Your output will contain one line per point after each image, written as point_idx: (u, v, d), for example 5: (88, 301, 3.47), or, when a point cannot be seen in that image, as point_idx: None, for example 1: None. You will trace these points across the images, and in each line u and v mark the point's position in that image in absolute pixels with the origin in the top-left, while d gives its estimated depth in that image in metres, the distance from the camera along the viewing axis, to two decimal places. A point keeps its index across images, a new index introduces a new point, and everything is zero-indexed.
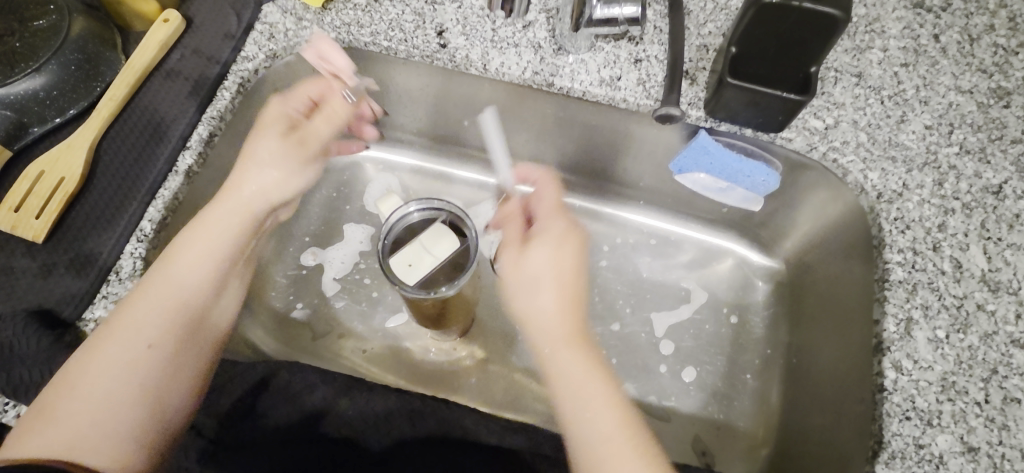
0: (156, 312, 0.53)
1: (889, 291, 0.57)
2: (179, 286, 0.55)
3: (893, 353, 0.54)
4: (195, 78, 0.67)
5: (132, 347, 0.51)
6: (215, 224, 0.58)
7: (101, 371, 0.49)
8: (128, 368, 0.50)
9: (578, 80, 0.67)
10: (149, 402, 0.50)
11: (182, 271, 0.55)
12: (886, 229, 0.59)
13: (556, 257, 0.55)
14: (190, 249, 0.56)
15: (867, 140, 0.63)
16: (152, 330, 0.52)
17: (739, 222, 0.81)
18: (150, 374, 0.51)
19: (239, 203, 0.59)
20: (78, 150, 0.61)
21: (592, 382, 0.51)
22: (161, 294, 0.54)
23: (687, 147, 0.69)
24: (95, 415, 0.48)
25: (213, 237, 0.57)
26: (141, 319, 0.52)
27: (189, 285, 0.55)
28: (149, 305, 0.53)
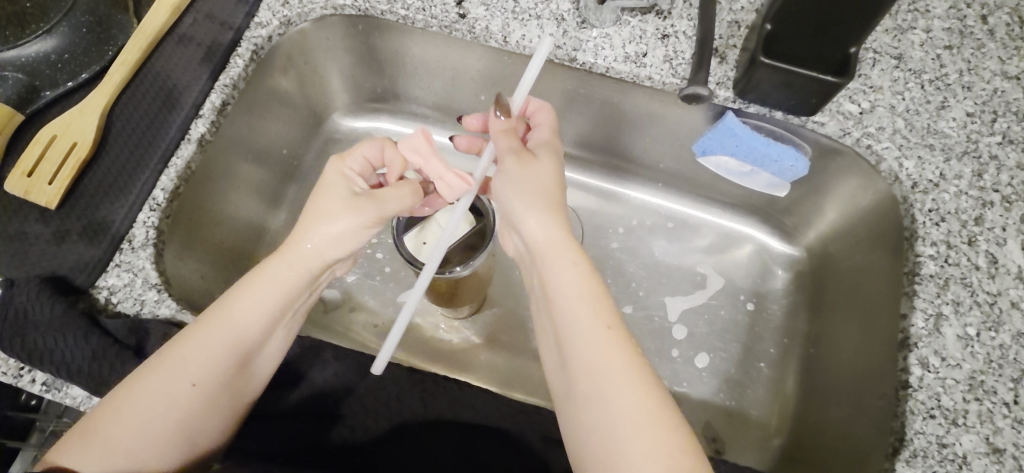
0: (204, 360, 0.47)
1: (919, 285, 0.54)
2: (235, 324, 0.48)
3: (920, 350, 0.52)
4: (208, 44, 0.66)
5: (178, 379, 0.46)
6: (282, 266, 0.51)
7: (143, 399, 0.45)
8: (169, 404, 0.45)
9: (601, 56, 0.64)
10: (177, 435, 0.46)
11: (243, 311, 0.49)
12: (920, 220, 0.56)
13: (557, 216, 0.51)
14: (254, 292, 0.50)
15: (905, 126, 0.60)
16: (198, 370, 0.46)
17: (761, 207, 0.79)
18: (186, 415, 0.46)
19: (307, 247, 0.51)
20: (89, 116, 0.60)
21: (601, 349, 0.45)
22: (208, 339, 0.47)
23: (712, 128, 0.66)
24: (119, 439, 0.44)
25: (276, 281, 0.50)
26: (193, 359, 0.46)
27: (247, 329, 0.49)
28: (216, 337, 0.48)
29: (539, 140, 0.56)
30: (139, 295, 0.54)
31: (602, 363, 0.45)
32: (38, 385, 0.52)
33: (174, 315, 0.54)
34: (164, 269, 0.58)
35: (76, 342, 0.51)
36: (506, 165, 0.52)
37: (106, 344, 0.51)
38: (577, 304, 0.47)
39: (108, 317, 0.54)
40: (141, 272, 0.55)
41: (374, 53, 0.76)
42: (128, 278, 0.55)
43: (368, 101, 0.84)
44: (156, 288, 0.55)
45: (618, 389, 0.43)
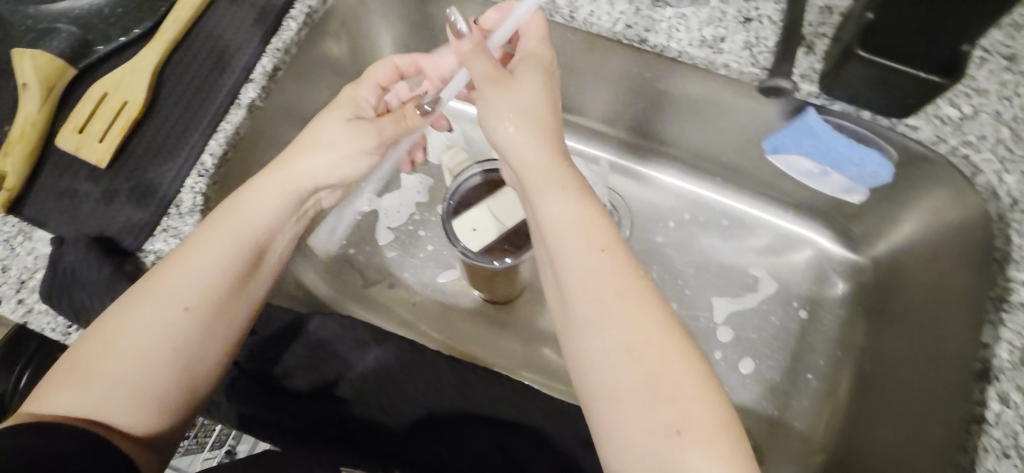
0: (197, 282, 0.46)
1: (1008, 313, 0.49)
2: (220, 243, 0.47)
3: (1001, 383, 0.47)
4: (262, 4, 0.63)
5: (168, 302, 0.45)
6: (267, 188, 0.51)
7: (130, 325, 0.44)
8: (159, 327, 0.44)
9: (675, 39, 0.60)
10: (170, 358, 0.45)
11: (225, 232, 0.48)
12: (1017, 242, 0.50)
13: (545, 135, 0.47)
14: (236, 210, 0.49)
15: (1010, 136, 0.54)
16: (182, 290, 0.45)
17: (827, 211, 0.74)
18: (178, 335, 0.45)
19: (295, 171, 0.52)
20: (141, 74, 0.59)
21: (607, 279, 0.41)
22: (201, 262, 0.47)
23: (789, 125, 0.62)
24: (114, 369, 0.43)
25: (263, 201, 0.50)
26: (179, 279, 0.46)
27: (232, 246, 0.48)
28: (205, 254, 0.47)
29: (527, 53, 0.50)
30: None
31: (606, 296, 0.40)
32: None
33: None
34: None
35: None
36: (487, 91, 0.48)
37: None
38: (572, 233, 0.43)
39: None
40: None
41: (429, 21, 0.73)
42: (176, 245, 0.54)
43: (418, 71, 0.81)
44: None
45: (627, 319, 0.39)
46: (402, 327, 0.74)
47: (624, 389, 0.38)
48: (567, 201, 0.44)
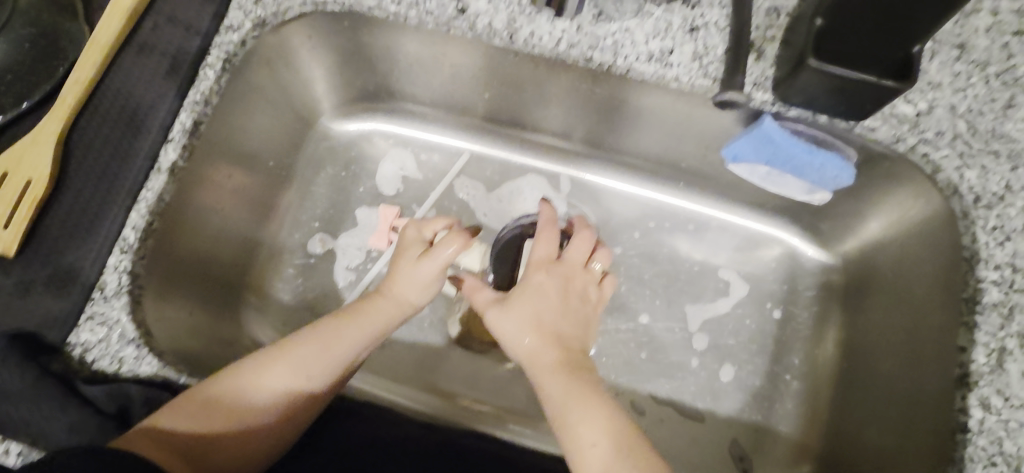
0: (316, 360, 0.51)
1: (981, 316, 0.49)
2: (341, 342, 0.52)
3: (981, 389, 0.48)
4: (173, 53, 0.58)
5: (288, 383, 0.50)
6: (377, 306, 0.56)
7: (246, 389, 0.49)
8: (272, 402, 0.49)
9: (621, 55, 0.57)
10: (273, 427, 0.49)
11: (359, 335, 0.54)
12: (982, 240, 0.50)
13: (535, 321, 0.51)
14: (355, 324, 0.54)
15: (966, 130, 0.53)
16: (291, 387, 0.50)
17: (792, 209, 0.72)
18: (284, 417, 0.50)
19: (399, 296, 0.57)
20: (43, 146, 0.53)
21: (588, 397, 0.46)
22: (329, 349, 0.52)
23: (746, 133, 0.59)
24: (234, 424, 0.47)
25: (371, 323, 0.55)
26: (300, 370, 0.50)
27: (347, 354, 0.52)
28: (329, 347, 0.52)
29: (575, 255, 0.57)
30: (116, 352, 0.49)
31: (550, 403, 0.47)
32: (14, 456, 0.47)
33: (157, 373, 0.49)
34: (142, 318, 0.52)
35: (55, 413, 0.47)
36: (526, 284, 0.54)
37: (87, 415, 0.47)
38: (537, 341, 0.50)
39: (85, 381, 0.48)
40: (117, 326, 0.50)
41: (362, 50, 0.68)
42: (104, 333, 0.50)
43: (359, 99, 0.76)
44: (135, 343, 0.50)
45: (592, 419, 0.45)
46: (369, 374, 0.69)
47: (572, 432, 0.45)
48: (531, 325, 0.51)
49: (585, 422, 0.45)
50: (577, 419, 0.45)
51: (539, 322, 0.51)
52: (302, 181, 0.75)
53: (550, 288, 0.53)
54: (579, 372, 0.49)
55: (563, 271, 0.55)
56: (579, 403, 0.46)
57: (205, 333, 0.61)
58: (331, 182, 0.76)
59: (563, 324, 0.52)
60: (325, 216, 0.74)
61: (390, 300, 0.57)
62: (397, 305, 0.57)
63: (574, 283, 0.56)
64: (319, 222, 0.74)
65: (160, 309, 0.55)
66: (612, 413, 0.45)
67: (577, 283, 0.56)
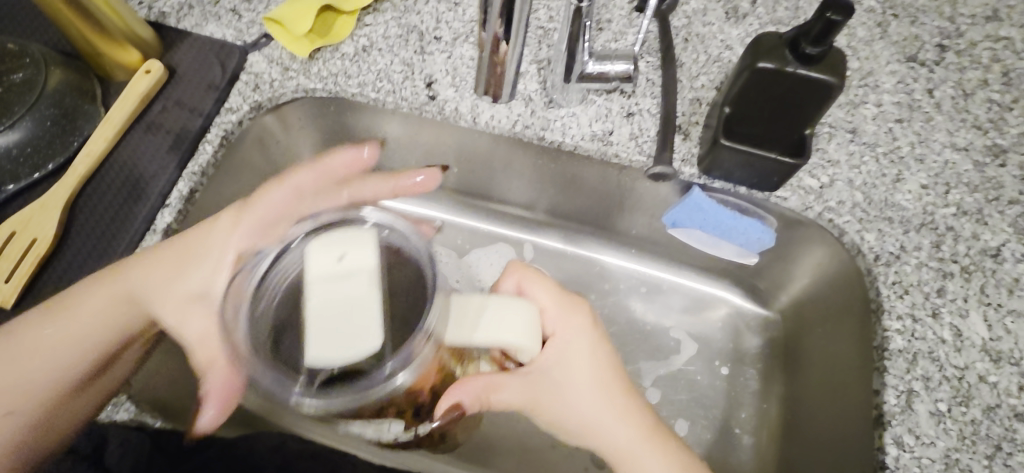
0: (107, 308, 0.55)
1: (888, 361, 0.54)
2: (115, 306, 0.55)
3: (894, 428, 0.52)
4: (177, 131, 0.65)
5: (57, 340, 0.54)
6: (208, 242, 0.55)
7: (36, 351, 0.53)
8: (57, 358, 0.54)
9: (569, 135, 0.66)
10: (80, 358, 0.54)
11: (109, 301, 0.55)
12: (884, 293, 0.57)
13: (602, 396, 0.53)
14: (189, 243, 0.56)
15: (863, 200, 0.62)
16: (82, 344, 0.54)
17: (733, 271, 0.78)
18: (71, 372, 0.54)
19: (213, 241, 0.56)
20: (51, 210, 0.59)
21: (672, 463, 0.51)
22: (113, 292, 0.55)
23: (680, 202, 0.67)
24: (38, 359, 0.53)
25: (201, 254, 0.55)
26: (106, 325, 0.55)
27: (124, 300, 0.55)
28: (98, 309, 0.55)
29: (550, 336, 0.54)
30: None
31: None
32: None
33: None
34: None
35: None
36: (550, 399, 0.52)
37: None
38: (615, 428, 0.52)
39: None
40: None
41: (346, 130, 0.77)
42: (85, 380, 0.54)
43: None
44: None
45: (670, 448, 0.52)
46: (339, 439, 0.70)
47: None
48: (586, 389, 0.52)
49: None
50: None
51: (586, 428, 0.52)
52: None
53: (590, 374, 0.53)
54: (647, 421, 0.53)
55: (562, 356, 0.53)
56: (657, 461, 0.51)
57: None
58: None
59: (592, 413, 0.52)
60: None
61: (206, 240, 0.56)
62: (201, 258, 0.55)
63: (572, 352, 0.53)
64: None
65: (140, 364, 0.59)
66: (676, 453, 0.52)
67: (584, 341, 0.54)
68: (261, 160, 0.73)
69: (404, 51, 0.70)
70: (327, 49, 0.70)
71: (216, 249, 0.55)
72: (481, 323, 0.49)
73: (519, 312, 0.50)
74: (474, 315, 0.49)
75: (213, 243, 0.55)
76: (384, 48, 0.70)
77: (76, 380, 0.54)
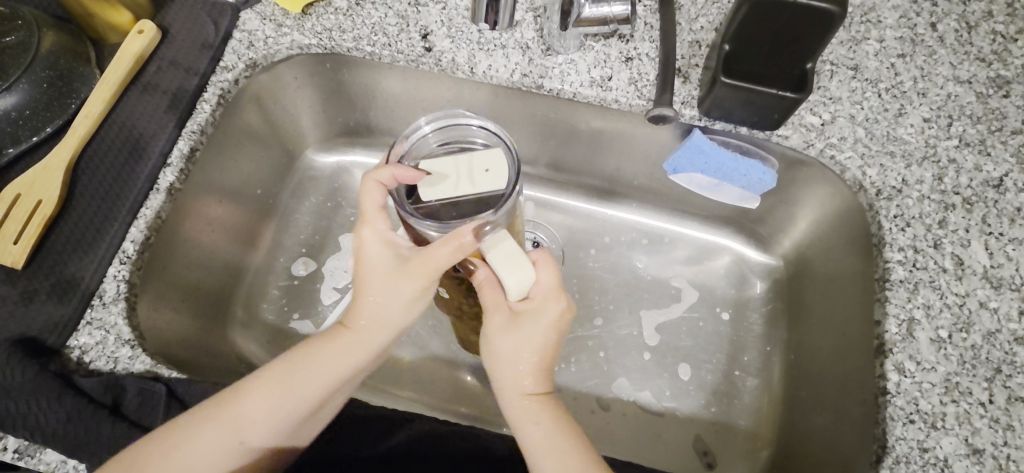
0: (224, 441, 0.47)
1: (890, 291, 0.55)
2: (287, 410, 0.49)
3: (895, 355, 0.53)
4: (174, 91, 0.65)
5: (219, 446, 0.47)
6: (379, 333, 0.52)
7: (193, 463, 0.46)
8: (216, 462, 0.47)
9: (568, 82, 0.66)
10: None
11: (270, 408, 0.48)
12: (886, 226, 0.58)
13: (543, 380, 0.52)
14: (360, 338, 0.52)
15: (865, 135, 0.62)
16: (262, 438, 0.48)
17: (736, 218, 0.78)
18: (210, 469, 0.47)
19: (370, 315, 0.52)
20: (54, 172, 0.60)
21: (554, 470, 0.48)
22: (203, 451, 0.47)
23: (681, 146, 0.67)
24: None
25: (273, 405, 0.49)
26: (199, 466, 0.46)
27: (302, 411, 0.49)
28: (270, 415, 0.48)
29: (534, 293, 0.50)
30: (112, 352, 0.54)
31: (545, 455, 0.48)
32: (11, 452, 0.51)
33: (149, 370, 0.54)
34: (137, 322, 0.57)
35: (50, 404, 0.50)
36: (495, 323, 0.51)
37: (81, 404, 0.51)
38: (538, 425, 0.50)
39: (82, 375, 0.53)
40: (113, 329, 0.55)
41: (343, 88, 0.76)
42: (100, 335, 0.55)
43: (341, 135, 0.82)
44: (129, 344, 0.55)
45: (557, 448, 0.49)
46: (360, 390, 0.73)
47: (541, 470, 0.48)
48: (518, 351, 0.51)
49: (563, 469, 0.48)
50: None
51: (511, 376, 0.51)
52: (287, 209, 0.80)
53: (531, 346, 0.51)
54: (550, 405, 0.51)
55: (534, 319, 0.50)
56: (540, 417, 0.50)
57: (193, 345, 0.65)
58: (313, 208, 0.80)
59: (517, 363, 0.51)
60: (309, 241, 0.78)
61: (372, 314, 0.52)
62: (298, 399, 0.49)
63: (524, 320, 0.51)
64: (303, 248, 0.78)
65: (154, 322, 0.60)
66: (572, 439, 0.49)
67: (543, 325, 0.50)
68: (260, 120, 0.72)
69: (398, 3, 0.69)
70: (320, 4, 0.69)
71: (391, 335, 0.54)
72: (507, 268, 0.46)
73: (530, 278, 0.46)
74: (509, 261, 0.46)
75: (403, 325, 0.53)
76: (378, 2, 0.69)
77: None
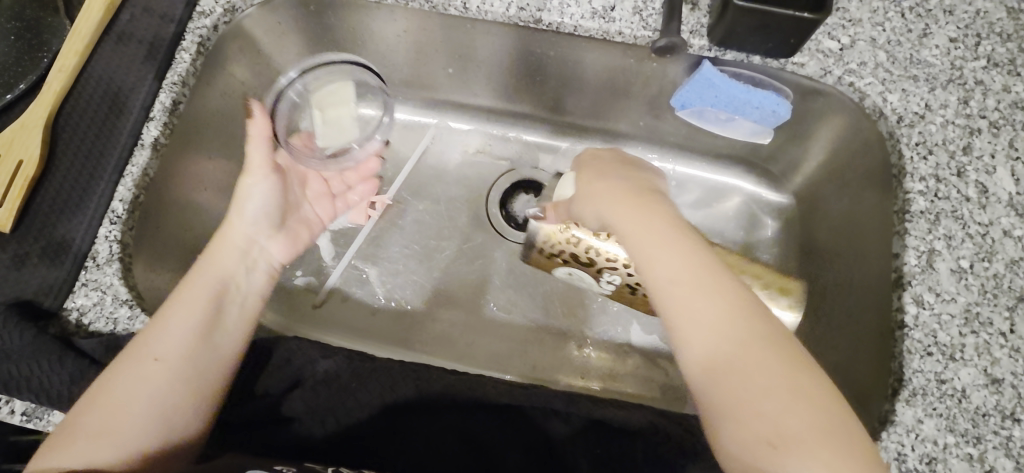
0: (160, 335, 0.49)
1: (910, 222, 0.53)
2: (183, 313, 0.51)
3: (914, 287, 0.51)
4: (150, 40, 0.62)
5: (139, 370, 0.47)
6: (232, 239, 0.58)
7: (125, 380, 0.47)
8: (157, 358, 0.48)
9: (567, 14, 0.62)
10: (159, 405, 0.47)
11: (190, 300, 0.52)
12: (907, 155, 0.55)
13: (687, 258, 0.44)
14: (223, 253, 0.57)
15: (886, 59, 0.58)
16: (174, 344, 0.49)
17: (746, 156, 0.75)
18: (153, 366, 0.48)
19: (246, 198, 0.60)
20: (32, 130, 0.57)
21: (725, 350, 0.40)
22: (137, 351, 0.48)
23: (689, 80, 0.63)
24: (121, 410, 0.45)
25: (193, 297, 0.52)
26: (140, 364, 0.47)
27: (200, 309, 0.52)
28: (177, 322, 0.50)
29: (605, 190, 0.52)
30: (111, 313, 0.53)
31: (688, 336, 0.41)
32: (19, 415, 0.51)
33: None
34: (134, 283, 0.56)
35: (53, 366, 0.50)
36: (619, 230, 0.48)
37: (84, 365, 0.50)
38: (692, 297, 0.42)
39: (82, 338, 0.52)
40: (110, 290, 0.54)
41: (330, 33, 0.71)
42: (97, 297, 0.54)
43: None
44: (127, 304, 0.53)
45: (726, 337, 0.40)
46: (366, 345, 0.72)
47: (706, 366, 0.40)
48: (670, 249, 0.44)
49: (712, 345, 0.40)
50: (726, 351, 0.40)
51: (654, 261, 0.45)
52: None
53: (674, 248, 0.44)
54: (709, 278, 0.43)
55: (631, 218, 0.48)
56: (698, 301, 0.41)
57: None
58: None
59: (661, 255, 0.44)
60: None
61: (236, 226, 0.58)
62: (211, 286, 0.54)
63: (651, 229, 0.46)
64: None
65: (151, 283, 0.59)
66: (736, 323, 0.41)
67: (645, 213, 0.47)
68: (245, 70, 0.69)
69: None
70: None
71: (246, 239, 0.59)
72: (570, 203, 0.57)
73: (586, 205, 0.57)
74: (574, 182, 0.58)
75: (234, 234, 0.58)
76: None
77: (169, 373, 0.48)
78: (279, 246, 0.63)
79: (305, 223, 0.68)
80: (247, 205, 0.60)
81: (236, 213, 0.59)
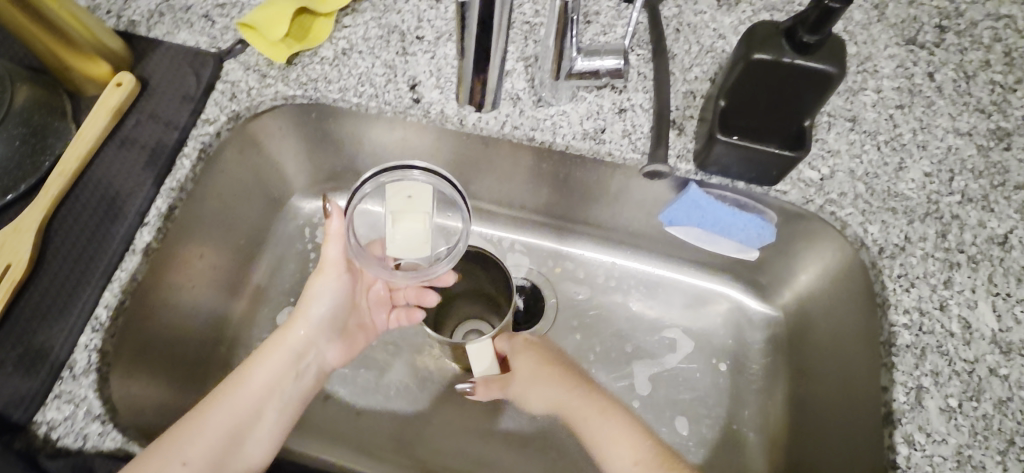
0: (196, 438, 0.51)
1: (896, 357, 0.53)
2: (221, 416, 0.53)
3: (904, 426, 0.50)
4: (153, 146, 0.63)
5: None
6: (292, 340, 0.60)
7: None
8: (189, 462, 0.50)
9: (559, 134, 0.64)
10: None
11: (231, 403, 0.54)
12: (890, 287, 0.56)
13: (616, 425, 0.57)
14: (279, 356, 0.59)
15: (865, 190, 0.60)
16: (204, 453, 0.51)
17: (734, 265, 0.76)
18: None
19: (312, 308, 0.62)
20: (24, 234, 0.57)
21: None
22: (171, 450, 0.50)
23: (676, 200, 0.66)
24: None
25: (237, 399, 0.55)
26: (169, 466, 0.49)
27: (236, 416, 0.54)
28: (212, 427, 0.52)
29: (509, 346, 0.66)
30: (81, 429, 0.51)
31: None
32: None
33: (121, 448, 0.51)
34: (109, 395, 0.54)
35: None
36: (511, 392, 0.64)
37: None
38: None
39: (47, 456, 0.50)
40: (83, 403, 0.52)
41: (330, 136, 0.73)
42: (69, 410, 0.52)
43: (325, 181, 0.79)
44: (99, 419, 0.51)
45: None
46: (346, 452, 0.70)
47: None
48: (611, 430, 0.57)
49: None
50: None
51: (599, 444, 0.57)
52: (272, 258, 0.77)
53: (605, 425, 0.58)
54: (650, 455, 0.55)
55: (572, 414, 0.60)
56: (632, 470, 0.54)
57: (170, 410, 0.62)
58: (299, 257, 0.77)
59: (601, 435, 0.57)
60: (296, 290, 0.76)
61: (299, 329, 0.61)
62: (255, 391, 0.56)
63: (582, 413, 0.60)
64: (291, 296, 0.75)
65: (127, 391, 0.57)
66: None
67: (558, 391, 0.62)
68: (243, 170, 0.70)
69: (385, 53, 0.68)
70: (306, 54, 0.68)
71: (304, 344, 0.61)
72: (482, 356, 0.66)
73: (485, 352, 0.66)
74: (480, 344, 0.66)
75: (294, 338, 0.60)
76: (365, 51, 0.68)
77: None
78: (335, 352, 0.65)
79: (362, 329, 0.68)
80: (314, 311, 0.62)
81: (299, 318, 0.61)
